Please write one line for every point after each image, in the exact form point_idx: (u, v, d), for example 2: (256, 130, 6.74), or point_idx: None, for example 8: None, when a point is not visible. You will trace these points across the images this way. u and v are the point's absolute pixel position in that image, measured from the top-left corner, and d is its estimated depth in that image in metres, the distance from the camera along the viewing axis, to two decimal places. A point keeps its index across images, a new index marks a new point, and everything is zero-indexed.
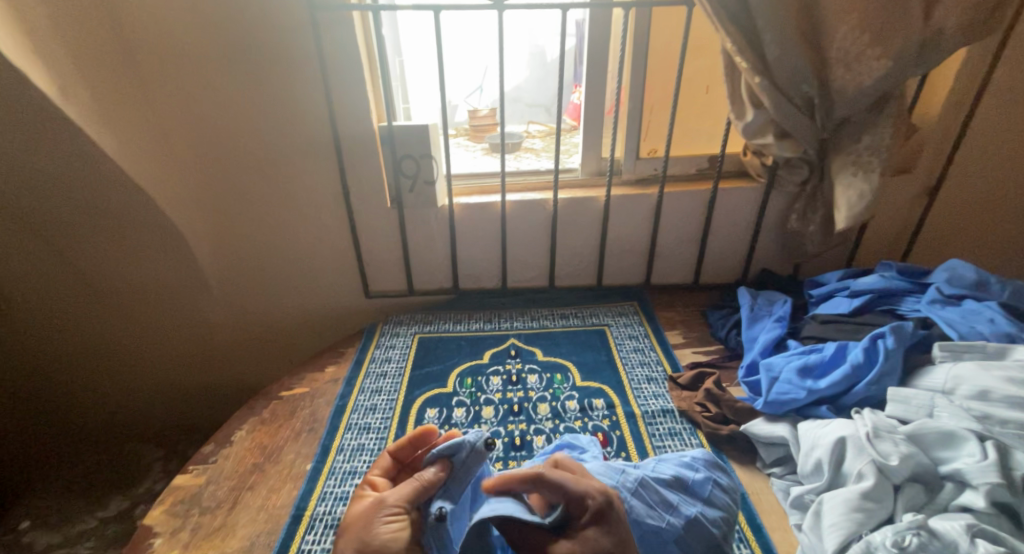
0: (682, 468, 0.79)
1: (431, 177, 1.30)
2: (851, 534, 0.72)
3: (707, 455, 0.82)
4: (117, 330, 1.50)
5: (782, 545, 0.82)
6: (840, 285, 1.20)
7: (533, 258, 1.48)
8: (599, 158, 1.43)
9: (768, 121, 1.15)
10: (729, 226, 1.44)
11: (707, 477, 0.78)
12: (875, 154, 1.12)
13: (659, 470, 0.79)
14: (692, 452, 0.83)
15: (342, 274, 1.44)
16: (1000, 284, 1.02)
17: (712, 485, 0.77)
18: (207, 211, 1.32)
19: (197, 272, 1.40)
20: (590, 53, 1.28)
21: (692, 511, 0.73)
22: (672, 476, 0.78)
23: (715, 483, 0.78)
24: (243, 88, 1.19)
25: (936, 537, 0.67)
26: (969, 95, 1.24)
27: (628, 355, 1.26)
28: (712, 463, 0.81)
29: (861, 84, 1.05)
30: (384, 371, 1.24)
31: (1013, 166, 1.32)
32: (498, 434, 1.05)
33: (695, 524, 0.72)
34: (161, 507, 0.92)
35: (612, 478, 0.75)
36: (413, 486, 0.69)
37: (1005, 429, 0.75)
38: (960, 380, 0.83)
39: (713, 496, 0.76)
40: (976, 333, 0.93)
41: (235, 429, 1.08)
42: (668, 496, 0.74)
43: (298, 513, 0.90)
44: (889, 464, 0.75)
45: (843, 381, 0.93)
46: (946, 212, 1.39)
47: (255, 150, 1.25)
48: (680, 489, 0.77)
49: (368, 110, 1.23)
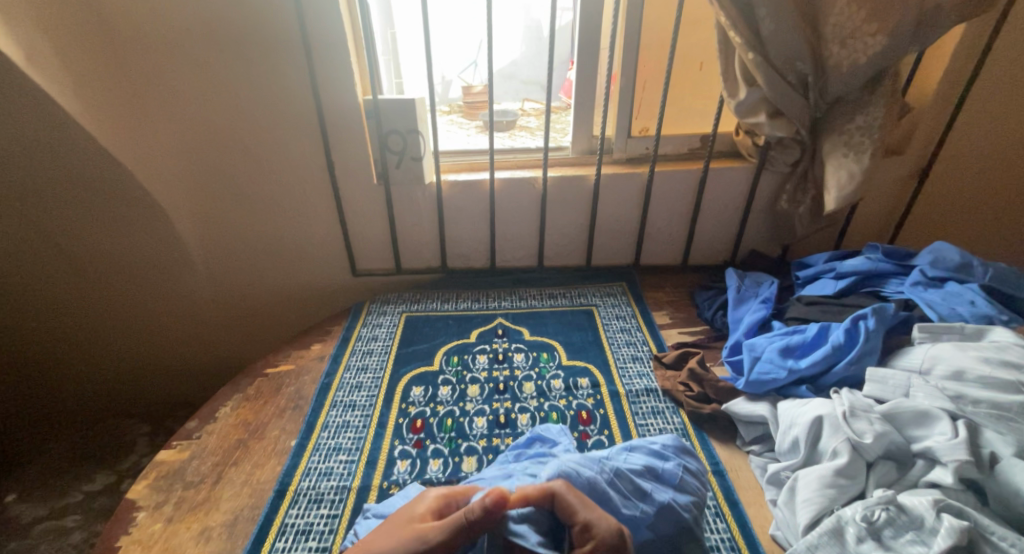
0: (653, 457, 0.78)
1: (418, 153, 1.28)
2: (823, 509, 0.74)
3: (676, 440, 0.82)
4: (103, 306, 1.49)
5: (756, 519, 0.84)
6: (826, 267, 1.20)
7: (522, 237, 1.47)
8: (591, 136, 1.41)
9: (761, 99, 1.14)
10: (720, 207, 1.43)
11: (678, 464, 0.78)
12: (867, 134, 1.11)
13: (629, 461, 0.77)
14: (661, 438, 0.82)
15: (330, 251, 1.43)
16: (983, 267, 1.02)
17: (684, 472, 0.77)
18: (189, 186, 1.29)
19: (182, 248, 1.39)
20: (584, 26, 1.25)
21: (665, 497, 0.73)
22: (643, 466, 0.77)
23: (686, 469, 0.78)
24: (225, 58, 1.15)
25: (904, 511, 0.69)
26: (965, 74, 1.23)
27: (614, 335, 1.27)
28: (681, 448, 0.81)
29: (857, 61, 1.04)
30: (371, 349, 1.24)
31: (1005, 148, 1.32)
32: (483, 412, 1.06)
33: (668, 510, 0.71)
34: (145, 482, 0.93)
35: (590, 467, 0.73)
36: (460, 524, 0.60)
37: (977, 408, 0.76)
38: (939, 359, 0.84)
39: (684, 483, 0.76)
40: (957, 314, 0.94)
41: (220, 406, 1.08)
42: (642, 484, 0.73)
43: (281, 488, 0.90)
44: (862, 441, 0.76)
45: (823, 361, 0.94)
46: (936, 194, 1.39)
47: (237, 124, 1.23)
48: (652, 478, 0.76)
49: (352, 82, 1.20)
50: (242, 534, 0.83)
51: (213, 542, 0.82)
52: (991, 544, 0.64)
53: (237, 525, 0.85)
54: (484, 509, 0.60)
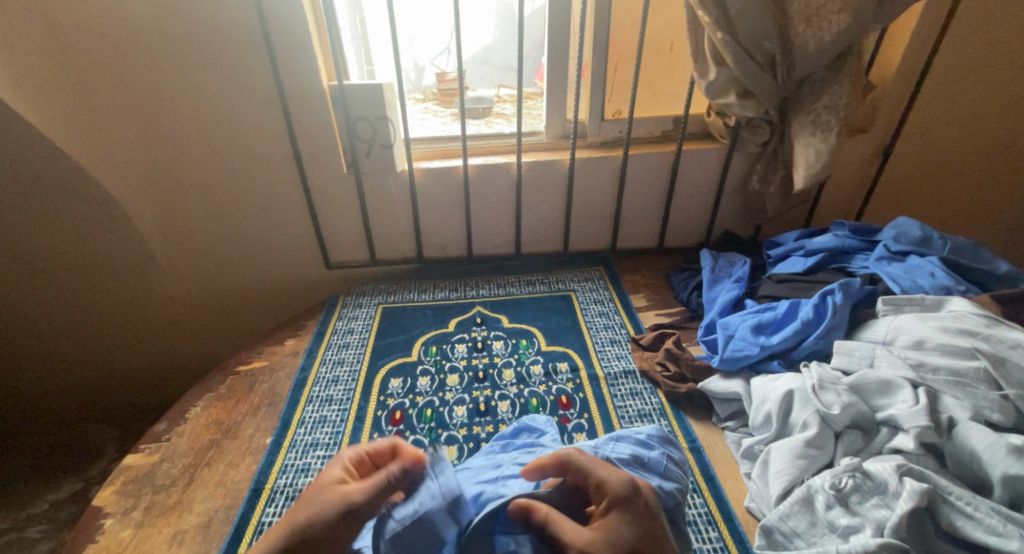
0: (638, 448, 0.79)
1: (388, 141, 1.25)
2: (794, 479, 0.76)
3: (660, 431, 0.82)
4: (60, 307, 1.43)
5: (732, 493, 0.86)
6: (796, 246, 1.22)
7: (498, 224, 1.46)
8: (564, 120, 1.40)
9: (731, 79, 1.14)
10: (693, 188, 1.45)
11: (662, 453, 0.79)
12: (833, 113, 1.12)
13: (617, 450, 0.78)
14: (647, 429, 0.83)
15: (301, 244, 1.40)
16: (942, 239, 1.06)
17: (668, 461, 0.78)
18: (147, 181, 1.24)
19: (145, 246, 1.34)
20: (554, 7, 1.22)
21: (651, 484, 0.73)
22: (630, 456, 0.77)
23: (669, 458, 0.79)
24: (178, 46, 1.10)
25: (869, 477, 0.71)
26: (925, 52, 1.25)
27: (593, 319, 1.28)
28: (664, 437, 0.82)
29: (821, 39, 1.06)
30: (347, 342, 1.22)
31: (964, 125, 1.36)
32: (463, 401, 1.06)
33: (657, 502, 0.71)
34: (112, 488, 0.90)
35: None
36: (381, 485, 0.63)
37: (937, 376, 0.80)
38: (900, 331, 0.87)
39: (668, 471, 0.76)
40: (917, 287, 0.97)
41: (190, 407, 1.06)
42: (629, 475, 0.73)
43: (257, 487, 0.89)
44: (831, 413, 0.78)
45: (794, 337, 0.97)
46: (901, 170, 1.42)
47: (195, 114, 1.18)
48: (637, 468, 0.76)
49: (317, 68, 1.17)
50: (216, 536, 0.82)
51: (187, 545, 0.81)
52: (950, 504, 0.66)
53: (211, 527, 0.83)
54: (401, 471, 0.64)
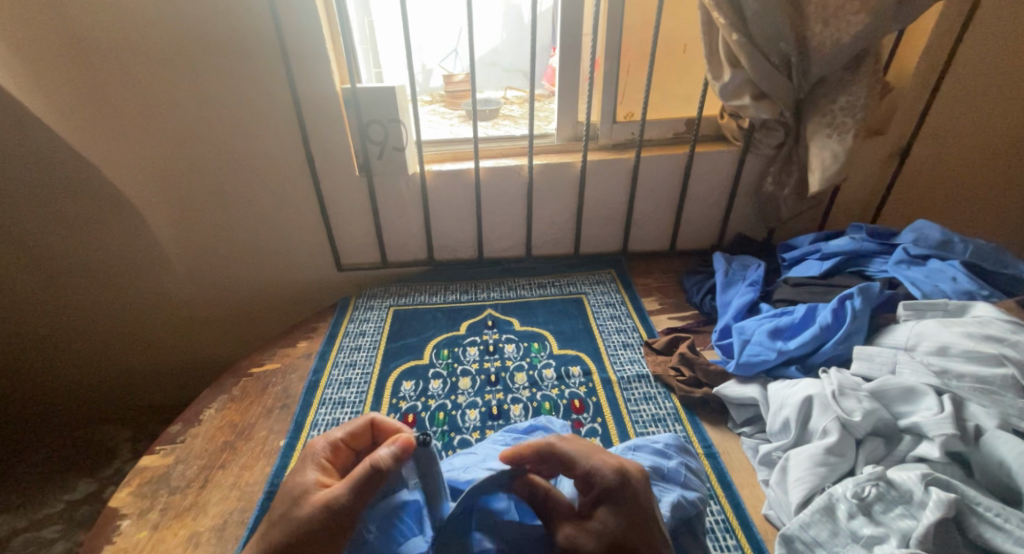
0: (657, 457, 0.78)
1: (401, 143, 1.25)
2: (815, 487, 0.75)
3: (677, 439, 0.82)
4: (75, 309, 1.45)
5: (749, 500, 0.85)
6: (812, 249, 1.20)
7: (509, 226, 1.46)
8: (576, 122, 1.40)
9: (745, 81, 1.13)
10: (706, 191, 1.43)
11: (681, 463, 0.78)
12: (850, 114, 1.11)
13: (636, 461, 0.78)
14: (664, 438, 0.82)
15: (312, 246, 1.41)
16: (963, 243, 1.03)
17: (686, 470, 0.77)
18: (162, 183, 1.25)
19: (159, 248, 1.35)
20: (566, 9, 1.22)
21: (673, 495, 0.72)
22: (650, 466, 0.77)
23: (687, 468, 0.78)
24: (193, 50, 1.11)
25: (893, 486, 0.70)
26: (943, 53, 1.24)
27: (605, 322, 1.27)
28: (682, 447, 0.82)
29: (839, 40, 1.04)
30: (359, 344, 1.22)
31: (983, 126, 1.33)
32: (475, 404, 1.05)
33: (678, 508, 0.70)
34: (128, 489, 0.91)
35: None
36: (363, 476, 0.60)
37: (961, 383, 0.78)
38: (923, 336, 0.86)
39: (689, 480, 0.76)
40: (939, 291, 0.95)
41: (204, 409, 1.06)
42: (650, 487, 0.73)
43: (271, 490, 0.89)
44: (852, 419, 0.77)
45: (811, 342, 0.95)
46: (918, 172, 1.40)
47: (209, 116, 1.18)
48: (659, 478, 0.75)
49: (330, 71, 1.17)
50: (232, 538, 0.82)
51: (202, 547, 0.81)
52: (978, 515, 0.64)
53: (226, 529, 0.83)
54: (392, 457, 0.61)
